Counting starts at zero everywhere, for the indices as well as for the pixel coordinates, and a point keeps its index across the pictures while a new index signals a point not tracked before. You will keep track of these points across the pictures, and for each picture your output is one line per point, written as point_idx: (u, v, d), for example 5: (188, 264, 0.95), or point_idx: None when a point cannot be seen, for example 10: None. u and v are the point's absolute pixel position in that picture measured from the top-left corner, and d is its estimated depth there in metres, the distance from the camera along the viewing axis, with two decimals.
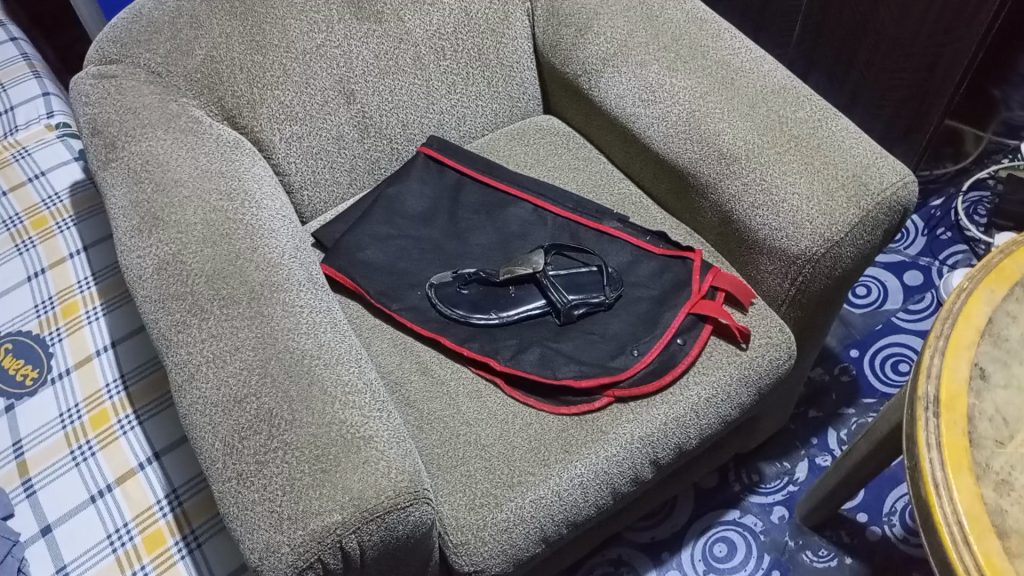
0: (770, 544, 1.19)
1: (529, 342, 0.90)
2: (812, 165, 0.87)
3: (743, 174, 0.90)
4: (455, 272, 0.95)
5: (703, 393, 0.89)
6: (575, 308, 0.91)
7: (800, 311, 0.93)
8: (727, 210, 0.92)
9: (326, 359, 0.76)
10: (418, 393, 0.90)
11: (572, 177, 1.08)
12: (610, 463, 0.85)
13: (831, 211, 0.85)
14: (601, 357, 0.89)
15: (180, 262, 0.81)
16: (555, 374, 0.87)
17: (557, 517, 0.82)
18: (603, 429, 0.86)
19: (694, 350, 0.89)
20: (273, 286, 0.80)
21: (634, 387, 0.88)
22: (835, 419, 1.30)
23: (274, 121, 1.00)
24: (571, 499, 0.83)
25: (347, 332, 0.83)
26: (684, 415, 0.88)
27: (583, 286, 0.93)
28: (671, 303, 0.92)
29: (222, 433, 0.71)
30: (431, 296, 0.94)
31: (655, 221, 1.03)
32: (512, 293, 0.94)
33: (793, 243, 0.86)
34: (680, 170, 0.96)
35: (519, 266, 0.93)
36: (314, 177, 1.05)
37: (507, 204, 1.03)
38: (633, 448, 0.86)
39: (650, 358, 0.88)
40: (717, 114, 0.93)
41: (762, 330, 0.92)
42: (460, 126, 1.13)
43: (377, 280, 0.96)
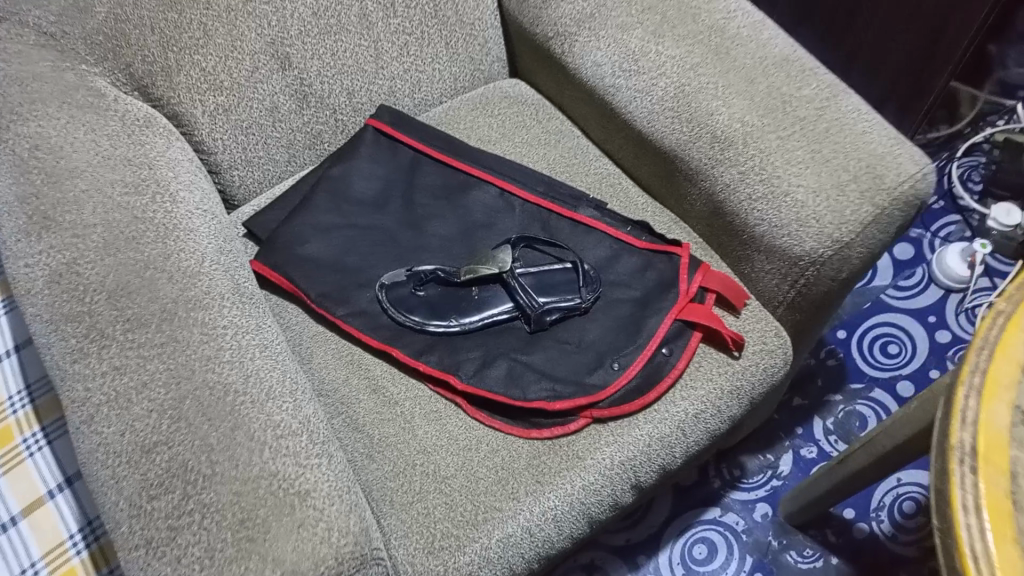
0: (753, 545, 1.12)
1: (496, 353, 0.79)
2: (820, 152, 0.75)
3: (740, 161, 0.78)
4: (409, 271, 0.83)
5: (690, 410, 0.79)
6: (548, 314, 0.80)
7: (798, 314, 0.83)
8: (719, 200, 0.81)
9: (250, 393, 0.64)
10: (368, 416, 0.78)
11: (541, 154, 0.96)
12: (588, 493, 0.75)
13: (840, 209, 0.73)
14: (577, 371, 0.78)
15: (75, 273, 0.68)
16: (525, 394, 0.76)
17: (528, 554, 0.72)
18: (580, 454, 0.76)
19: (681, 362, 0.79)
20: (190, 303, 0.67)
21: (616, 406, 0.77)
22: (822, 407, 1.23)
23: (194, 92, 0.85)
24: (544, 535, 0.73)
25: (284, 353, 0.71)
26: (670, 435, 0.78)
27: (555, 287, 0.82)
28: (655, 307, 0.81)
29: (127, 490, 0.59)
30: (381, 300, 0.82)
31: (635, 207, 0.91)
32: (475, 295, 0.82)
33: (795, 243, 0.76)
34: (666, 152, 0.84)
35: (483, 265, 0.82)
36: (246, 156, 0.91)
37: (468, 188, 0.90)
38: (613, 474, 0.76)
39: (633, 374, 0.77)
40: (710, 89, 0.80)
41: (756, 336, 0.83)
42: (415, 92, 1.00)
43: (318, 280, 0.83)
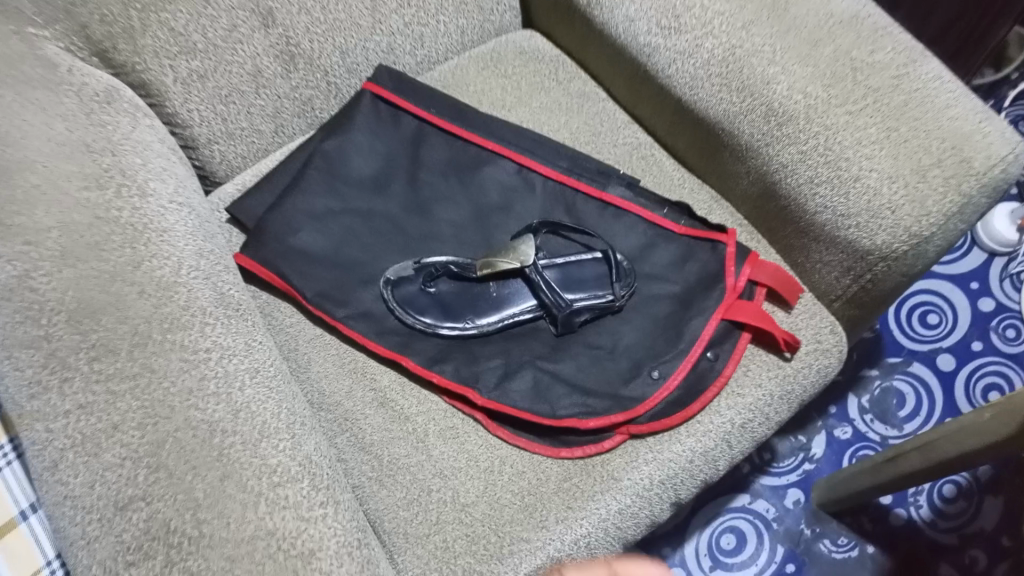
0: (784, 534, 1.06)
1: (520, 361, 0.70)
2: (896, 131, 0.64)
3: (801, 139, 0.67)
4: (418, 265, 0.74)
5: (737, 420, 0.71)
6: (577, 314, 0.70)
7: (858, 310, 0.73)
8: (771, 180, 0.71)
9: (237, 428, 0.54)
10: (376, 434, 0.69)
11: (563, 122, 0.85)
12: (624, 517, 0.67)
13: (921, 198, 0.63)
14: (611, 382, 0.70)
15: (28, 288, 0.57)
16: (554, 412, 0.68)
17: None
18: (616, 475, 0.68)
19: (728, 369, 0.70)
20: (167, 323, 0.57)
21: (655, 421, 0.68)
22: (856, 383, 1.15)
23: (162, 56, 0.73)
24: None
25: (278, 375, 0.61)
26: (715, 449, 0.70)
27: (582, 282, 0.73)
28: (699, 307, 0.72)
29: (101, 554, 0.50)
30: (387, 299, 0.72)
31: (670, 183, 0.81)
32: (493, 292, 0.73)
33: (863, 236, 0.66)
34: (711, 124, 0.73)
35: (502, 258, 0.72)
36: (227, 128, 0.80)
37: (481, 163, 0.79)
38: (651, 495, 0.68)
39: (674, 385, 0.69)
40: (766, 53, 0.69)
41: (810, 334, 0.74)
42: (418, 49, 0.87)
43: (315, 277, 0.73)
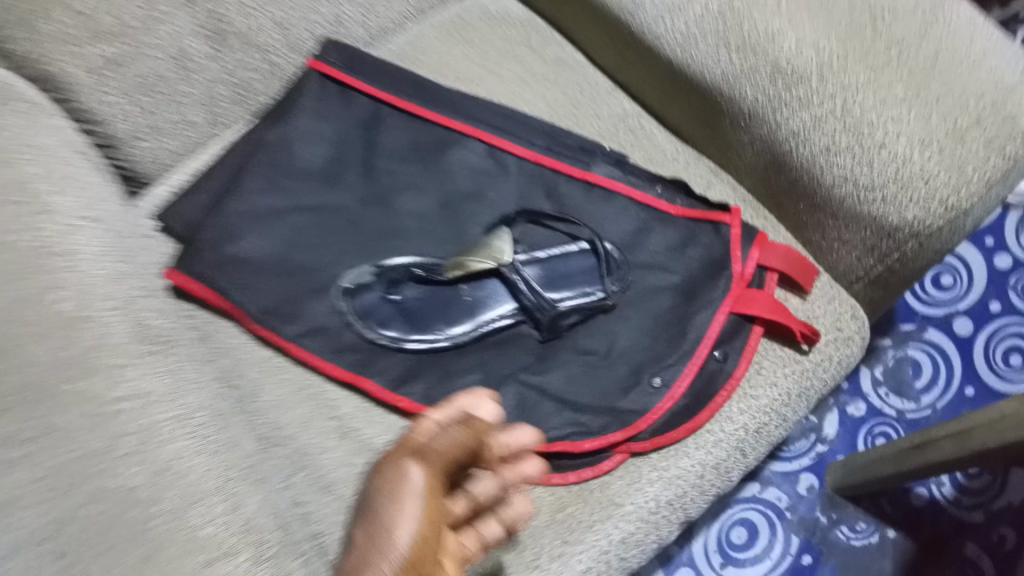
0: (799, 524, 0.98)
1: (502, 375, 0.62)
2: (927, 88, 0.56)
3: (816, 101, 0.58)
4: (377, 269, 0.65)
5: (750, 424, 0.62)
6: (565, 318, 0.62)
7: (881, 291, 0.65)
8: (781, 150, 0.61)
9: (158, 496, 0.46)
10: (340, 470, 0.60)
11: (539, 93, 0.74)
12: (627, 547, 0.59)
13: (960, 164, 0.55)
14: (607, 394, 0.61)
15: None
16: (543, 434, 0.61)
17: None
18: (616, 500, 0.60)
19: (740, 369, 0.61)
20: (75, 371, 0.49)
21: (659, 436, 0.60)
22: (868, 355, 1.07)
23: (67, 42, 0.62)
24: None
25: (209, 422, 0.52)
26: (726, 460, 0.62)
27: (568, 278, 0.64)
28: (704, 299, 0.63)
29: None
30: (343, 312, 0.63)
31: (662, 158, 0.71)
32: (466, 295, 0.64)
33: (892, 210, 0.57)
34: (706, 91, 0.63)
35: (475, 259, 0.63)
36: (153, 122, 0.68)
37: (446, 145, 0.69)
38: (657, 518, 0.60)
39: (679, 393, 0.60)
40: (768, 6, 0.60)
41: (829, 322, 0.64)
42: (369, 17, 0.76)
43: (261, 292, 0.63)
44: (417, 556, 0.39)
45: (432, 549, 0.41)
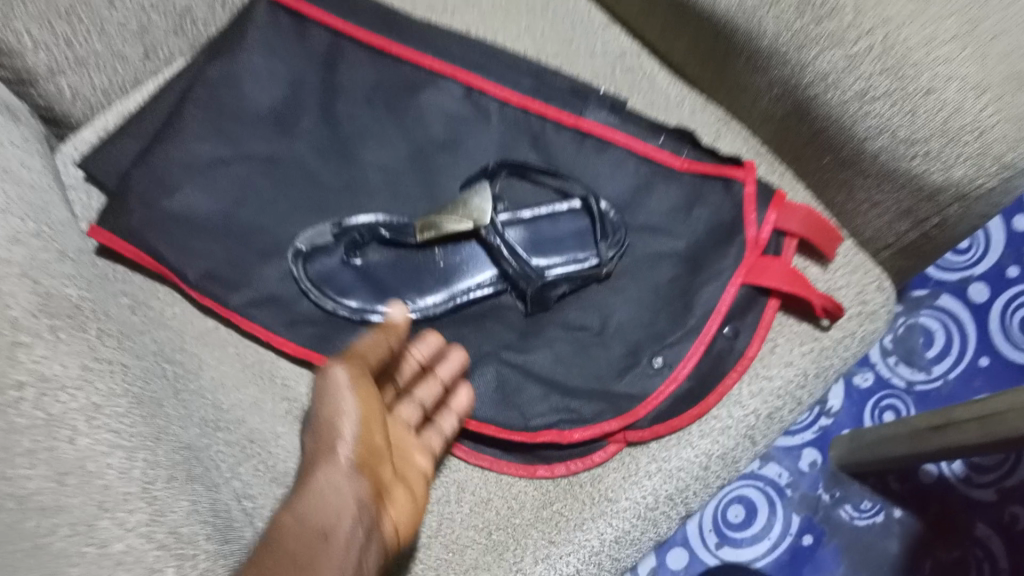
0: (800, 502, 0.91)
1: (480, 353, 0.56)
2: (983, 22, 0.47)
3: (850, 36, 0.49)
4: (339, 228, 0.57)
5: (764, 410, 0.54)
6: (552, 287, 0.55)
7: (908, 261, 0.56)
8: (805, 95, 0.53)
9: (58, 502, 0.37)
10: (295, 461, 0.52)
11: (524, 27, 0.65)
12: (621, 547, 0.52)
13: (1021, 114, 0.46)
14: (600, 376, 0.55)
15: None
16: (527, 422, 0.54)
17: None
18: (609, 495, 0.52)
19: (752, 349, 0.54)
20: None
21: (659, 423, 0.53)
22: None
23: None
24: None
25: (133, 410, 0.43)
26: (733, 450, 0.54)
27: (555, 243, 0.57)
28: (713, 268, 0.54)
29: None
30: (298, 279, 0.56)
31: (665, 103, 0.63)
32: (439, 262, 0.58)
33: (936, 168, 0.48)
34: (720, 24, 0.55)
35: (449, 220, 0.56)
36: (78, 54, 0.58)
37: (418, 86, 0.60)
38: (655, 516, 0.53)
39: (683, 376, 0.53)
40: None
41: (853, 294, 0.57)
42: None
43: (204, 255, 0.56)
44: (362, 444, 0.43)
45: (378, 435, 0.45)
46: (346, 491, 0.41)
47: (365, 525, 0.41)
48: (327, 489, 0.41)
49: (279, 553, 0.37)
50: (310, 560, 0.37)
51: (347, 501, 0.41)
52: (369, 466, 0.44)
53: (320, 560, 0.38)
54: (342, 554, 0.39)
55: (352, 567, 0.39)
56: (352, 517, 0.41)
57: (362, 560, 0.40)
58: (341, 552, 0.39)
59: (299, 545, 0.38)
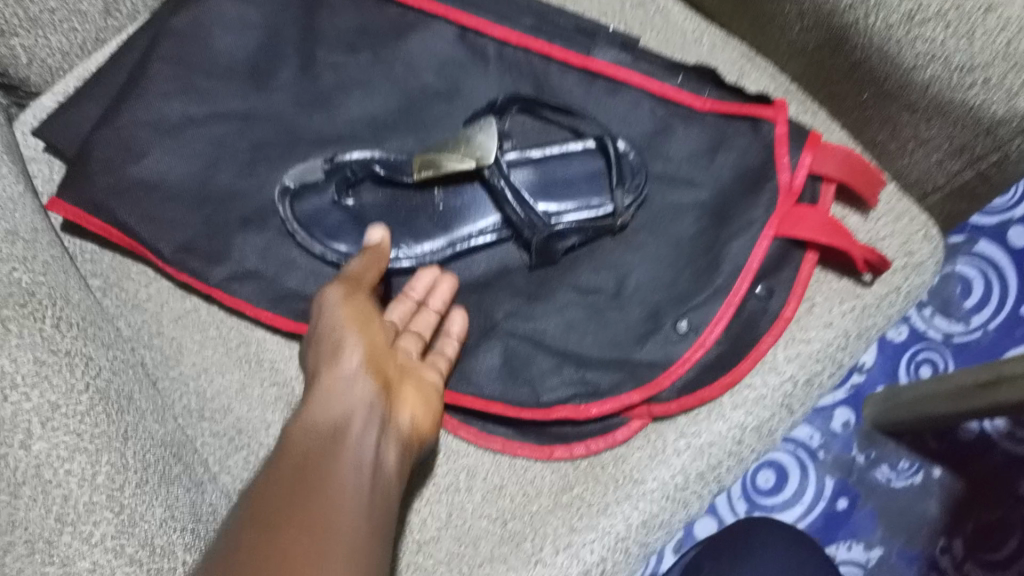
0: (833, 465, 0.77)
1: (487, 323, 0.51)
2: None
3: None
4: (330, 164, 0.52)
5: (800, 375, 0.49)
6: (562, 239, 0.50)
7: (965, 205, 0.50)
8: (840, 23, 0.46)
9: (15, 516, 0.34)
10: None
11: None
12: (649, 530, 0.48)
13: None
14: (619, 344, 0.49)
15: None
16: (539, 400, 0.49)
17: None
18: (634, 474, 0.48)
19: (789, 308, 0.48)
20: None
21: (687, 395, 0.48)
22: None
23: None
24: None
25: (97, 407, 0.38)
26: (769, 420, 0.50)
27: (568, 184, 0.52)
28: (741, 220, 0.49)
29: None
30: (284, 220, 0.51)
31: (681, 39, 0.57)
32: (438, 201, 0.52)
33: (995, 99, 0.42)
34: None
35: (450, 158, 0.49)
36: (30, 12, 0.52)
37: (405, 28, 0.54)
38: (685, 494, 0.48)
39: (711, 342, 0.48)
40: None
41: (897, 242, 0.51)
42: None
43: (179, 226, 0.51)
44: (369, 352, 0.42)
45: (380, 347, 0.43)
46: (354, 394, 0.39)
47: (378, 425, 0.39)
48: (333, 394, 0.39)
49: (286, 459, 0.35)
50: (316, 461, 0.35)
51: (356, 404, 0.39)
52: (375, 371, 0.41)
53: (329, 457, 0.35)
54: (353, 454, 0.36)
55: (365, 464, 0.36)
56: (362, 418, 0.38)
57: (380, 459, 0.37)
58: (352, 447, 0.37)
59: (303, 449, 0.36)
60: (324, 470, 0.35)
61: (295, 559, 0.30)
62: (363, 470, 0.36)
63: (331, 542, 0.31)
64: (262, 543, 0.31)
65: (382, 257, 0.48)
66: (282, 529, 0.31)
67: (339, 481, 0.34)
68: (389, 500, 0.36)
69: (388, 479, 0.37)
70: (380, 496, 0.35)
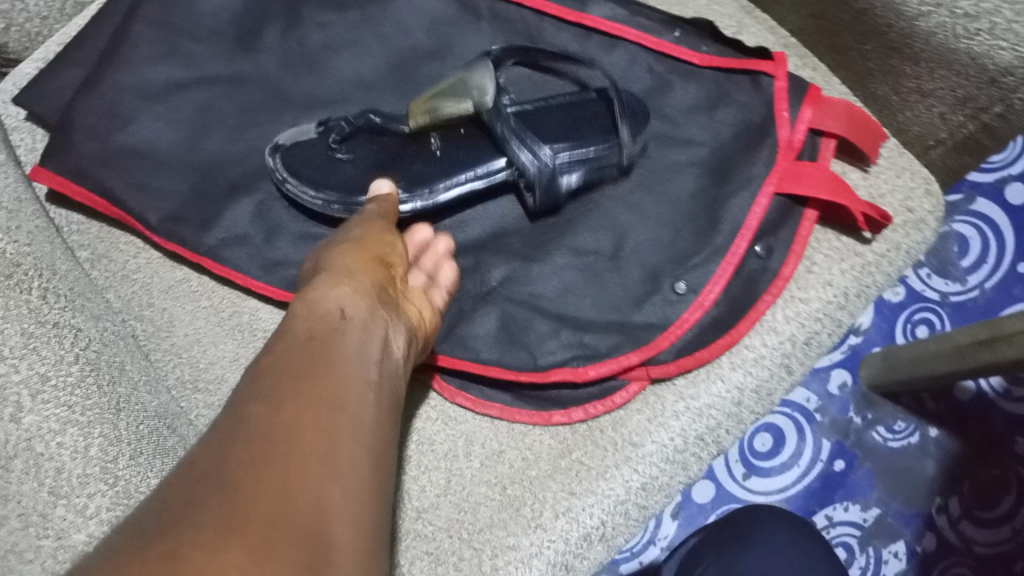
0: (830, 427, 0.76)
1: (483, 287, 0.50)
2: None
3: None
4: (323, 122, 0.51)
5: (801, 335, 0.49)
6: (563, 179, 0.47)
7: (967, 158, 0.49)
8: None
9: (6, 490, 0.33)
10: None
11: None
12: (650, 494, 0.47)
13: None
14: (617, 306, 0.49)
15: None
16: (537, 362, 0.48)
17: None
18: (633, 437, 0.47)
19: (788, 269, 0.48)
20: None
21: (685, 356, 0.48)
22: None
23: None
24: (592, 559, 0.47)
25: (87, 377, 0.37)
26: (771, 382, 0.49)
27: (572, 126, 0.49)
28: (741, 177, 0.48)
29: None
30: (274, 171, 0.49)
31: None
32: (435, 149, 0.50)
33: (1002, 46, 0.41)
34: None
35: (446, 100, 0.49)
36: None
37: None
38: (685, 458, 0.48)
39: (710, 302, 0.47)
40: None
41: (899, 197, 0.50)
42: None
43: (165, 193, 0.50)
44: (379, 260, 0.41)
45: (390, 257, 0.42)
46: (360, 288, 0.38)
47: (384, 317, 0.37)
48: (339, 284, 0.37)
49: (289, 339, 0.34)
50: (317, 340, 0.34)
51: (361, 298, 0.37)
52: (381, 276, 0.40)
53: (330, 336, 0.34)
54: (358, 338, 0.35)
55: (366, 352, 0.34)
56: (367, 307, 0.37)
57: (382, 353, 0.35)
58: (353, 333, 0.35)
59: (306, 329, 0.34)
60: (328, 350, 0.33)
61: (300, 436, 0.29)
62: (367, 355, 0.34)
63: (319, 421, 0.30)
64: (262, 412, 0.29)
65: (391, 205, 0.45)
66: (274, 400, 0.30)
67: (343, 362, 0.33)
68: (389, 395, 0.34)
69: (390, 374, 0.35)
70: (377, 386, 0.34)
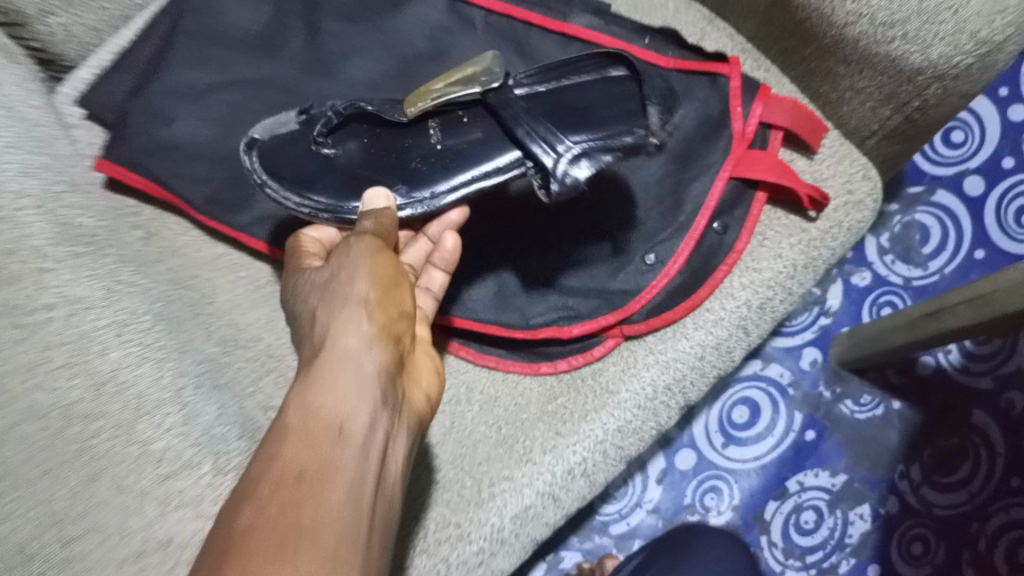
0: (802, 401, 0.83)
1: (480, 260, 0.58)
2: None
3: None
4: (305, 117, 0.55)
5: (755, 300, 0.56)
6: (574, 167, 0.49)
7: (898, 145, 0.58)
8: None
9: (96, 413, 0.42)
10: None
11: None
12: (625, 435, 0.55)
13: None
14: (595, 275, 0.57)
15: None
16: (528, 321, 0.57)
17: (558, 521, 0.55)
18: (611, 386, 0.55)
19: (742, 242, 0.55)
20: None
21: (655, 317, 0.56)
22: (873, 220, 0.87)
23: None
24: (575, 492, 0.54)
25: (154, 325, 0.45)
26: (729, 340, 0.56)
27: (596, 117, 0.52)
28: (701, 164, 0.56)
29: None
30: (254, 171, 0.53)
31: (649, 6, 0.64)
32: (434, 141, 0.54)
33: (913, 50, 0.49)
34: None
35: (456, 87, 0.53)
36: None
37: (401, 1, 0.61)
38: (654, 406, 0.56)
39: (675, 271, 0.55)
40: None
41: (839, 180, 0.57)
42: None
43: (206, 180, 0.58)
44: (383, 336, 0.42)
45: (394, 323, 0.44)
46: (365, 381, 0.40)
47: (383, 417, 0.39)
48: (344, 376, 0.39)
49: (292, 443, 0.36)
50: (319, 453, 0.36)
51: (367, 395, 0.39)
52: (384, 361, 0.41)
53: (332, 449, 0.36)
54: (358, 449, 0.37)
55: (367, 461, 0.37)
56: (369, 407, 0.39)
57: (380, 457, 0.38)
58: (354, 442, 0.37)
59: (310, 432, 0.36)
60: (329, 466, 0.35)
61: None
62: (366, 470, 0.37)
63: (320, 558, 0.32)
64: (258, 526, 0.32)
65: (389, 220, 0.49)
66: (274, 524, 0.32)
67: (343, 480, 0.35)
68: (385, 499, 0.38)
69: (388, 476, 0.38)
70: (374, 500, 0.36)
